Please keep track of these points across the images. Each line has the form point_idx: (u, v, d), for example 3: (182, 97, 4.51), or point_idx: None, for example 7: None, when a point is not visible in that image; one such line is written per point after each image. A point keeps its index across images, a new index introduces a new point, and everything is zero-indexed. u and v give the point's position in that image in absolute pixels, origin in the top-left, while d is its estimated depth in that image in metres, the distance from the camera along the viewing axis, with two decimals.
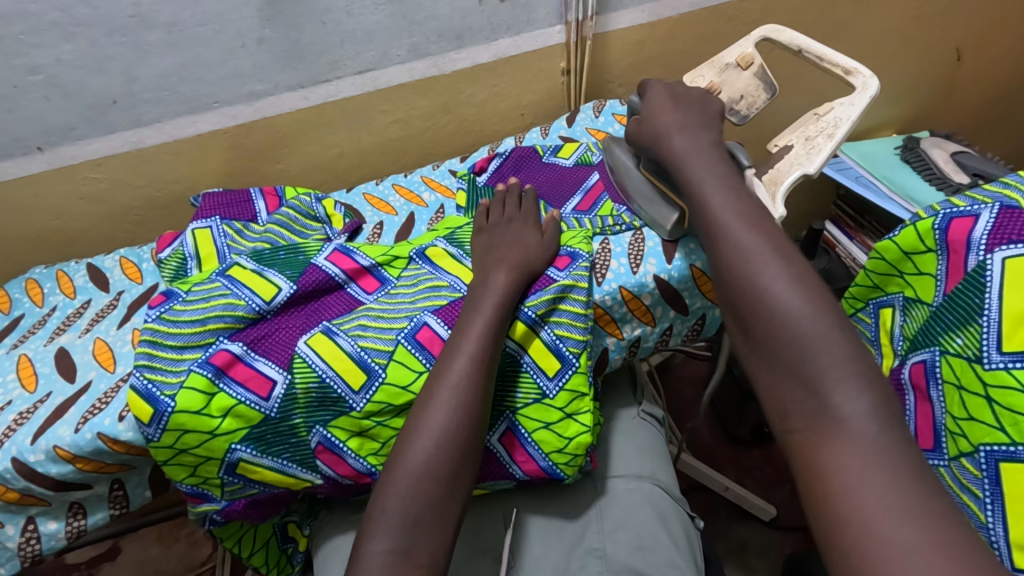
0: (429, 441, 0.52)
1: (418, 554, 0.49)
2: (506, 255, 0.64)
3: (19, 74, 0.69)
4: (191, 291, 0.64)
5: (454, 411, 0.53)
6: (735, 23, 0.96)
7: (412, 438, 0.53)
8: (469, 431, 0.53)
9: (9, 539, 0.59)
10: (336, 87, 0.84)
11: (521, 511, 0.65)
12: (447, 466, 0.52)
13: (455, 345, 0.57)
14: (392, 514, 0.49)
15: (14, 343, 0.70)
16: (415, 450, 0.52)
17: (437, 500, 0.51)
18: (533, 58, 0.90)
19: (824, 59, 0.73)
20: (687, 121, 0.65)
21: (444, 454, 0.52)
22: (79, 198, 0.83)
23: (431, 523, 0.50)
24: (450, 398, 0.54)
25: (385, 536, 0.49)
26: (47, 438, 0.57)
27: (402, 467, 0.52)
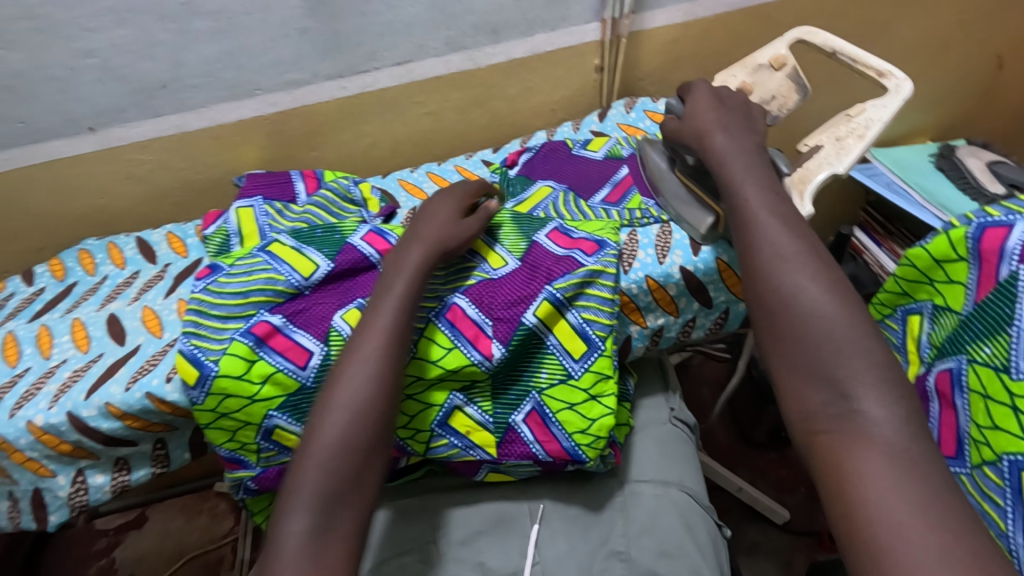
0: (338, 419, 0.53)
1: (338, 532, 0.49)
2: (421, 232, 0.64)
3: (75, 57, 0.74)
4: (233, 265, 0.67)
5: (366, 387, 0.54)
6: (770, 23, 0.97)
7: (322, 412, 0.53)
8: (383, 407, 0.54)
9: (61, 489, 0.63)
10: (374, 77, 0.86)
11: (547, 507, 0.67)
12: (360, 446, 0.53)
13: (367, 322, 0.57)
14: (308, 494, 0.50)
15: (67, 308, 0.73)
16: (329, 427, 0.53)
17: (354, 477, 0.52)
18: (567, 54, 0.92)
19: (857, 61, 0.74)
20: (730, 121, 0.65)
21: (357, 431, 0.53)
22: (125, 177, 0.87)
23: (348, 498, 0.51)
24: (361, 373, 0.54)
25: (301, 515, 0.49)
26: (100, 395, 0.61)
27: (318, 441, 0.52)
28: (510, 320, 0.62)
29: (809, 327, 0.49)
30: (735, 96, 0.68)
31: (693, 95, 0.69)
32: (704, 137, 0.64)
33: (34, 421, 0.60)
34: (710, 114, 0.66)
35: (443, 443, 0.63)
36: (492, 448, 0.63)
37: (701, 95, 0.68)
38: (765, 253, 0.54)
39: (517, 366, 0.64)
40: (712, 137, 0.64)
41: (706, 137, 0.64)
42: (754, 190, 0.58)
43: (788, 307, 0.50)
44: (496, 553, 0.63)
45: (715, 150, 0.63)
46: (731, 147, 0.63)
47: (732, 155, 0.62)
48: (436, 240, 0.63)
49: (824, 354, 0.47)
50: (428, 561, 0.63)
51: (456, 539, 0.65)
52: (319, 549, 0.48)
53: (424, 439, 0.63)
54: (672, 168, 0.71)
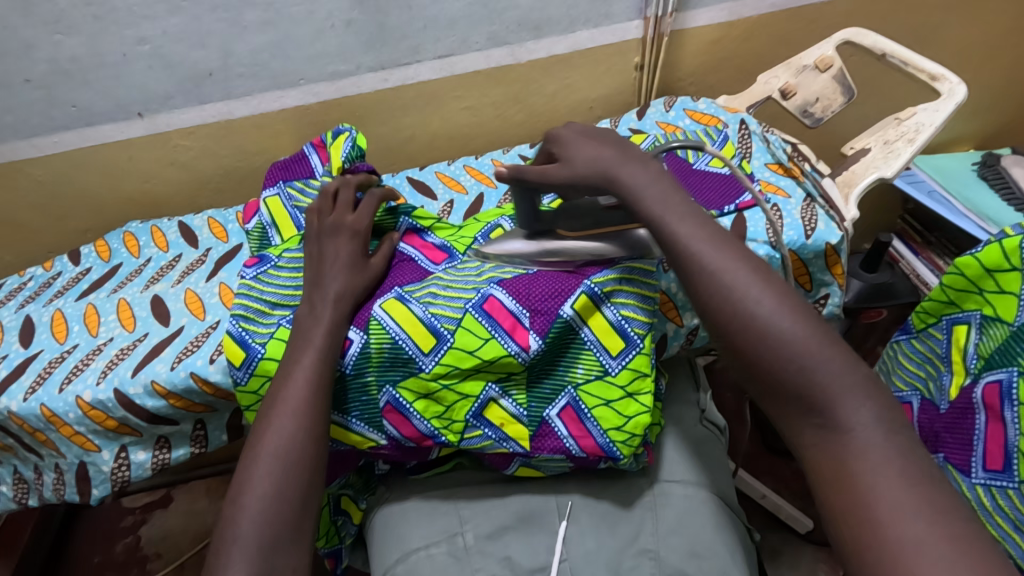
0: (276, 464, 0.52)
1: (283, 572, 0.48)
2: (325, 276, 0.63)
3: (130, 44, 0.75)
4: (281, 257, 0.69)
5: (301, 430, 0.53)
6: (815, 26, 0.95)
7: (250, 464, 0.52)
8: (313, 451, 0.53)
9: (105, 463, 0.65)
10: (415, 70, 0.87)
11: (575, 504, 0.66)
12: (298, 486, 0.51)
13: (288, 372, 0.56)
14: (244, 544, 0.48)
15: (112, 288, 0.75)
16: (262, 475, 0.51)
17: (292, 523, 0.50)
18: (608, 52, 0.91)
19: (909, 64, 0.73)
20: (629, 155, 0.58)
21: (294, 473, 0.52)
22: (169, 163, 0.88)
23: (292, 540, 0.49)
24: (288, 420, 0.53)
25: (242, 564, 0.47)
26: (146, 373, 0.62)
27: (249, 491, 0.50)
28: (547, 313, 0.61)
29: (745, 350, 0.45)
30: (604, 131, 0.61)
31: (562, 143, 0.62)
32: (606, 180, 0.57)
33: (82, 396, 0.62)
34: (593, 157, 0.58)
35: (477, 434, 0.63)
36: (525, 441, 0.63)
37: (572, 141, 0.61)
38: (706, 292, 0.48)
39: (551, 359, 0.63)
40: (620, 176, 0.56)
41: (615, 176, 0.57)
42: (678, 220, 0.52)
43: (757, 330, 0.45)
44: (521, 548, 0.63)
45: (632, 188, 0.55)
46: (645, 179, 0.56)
47: (649, 188, 0.55)
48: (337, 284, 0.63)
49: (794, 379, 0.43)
50: (454, 553, 0.63)
51: (482, 533, 0.64)
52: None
53: (458, 429, 0.63)
54: (561, 240, 0.66)
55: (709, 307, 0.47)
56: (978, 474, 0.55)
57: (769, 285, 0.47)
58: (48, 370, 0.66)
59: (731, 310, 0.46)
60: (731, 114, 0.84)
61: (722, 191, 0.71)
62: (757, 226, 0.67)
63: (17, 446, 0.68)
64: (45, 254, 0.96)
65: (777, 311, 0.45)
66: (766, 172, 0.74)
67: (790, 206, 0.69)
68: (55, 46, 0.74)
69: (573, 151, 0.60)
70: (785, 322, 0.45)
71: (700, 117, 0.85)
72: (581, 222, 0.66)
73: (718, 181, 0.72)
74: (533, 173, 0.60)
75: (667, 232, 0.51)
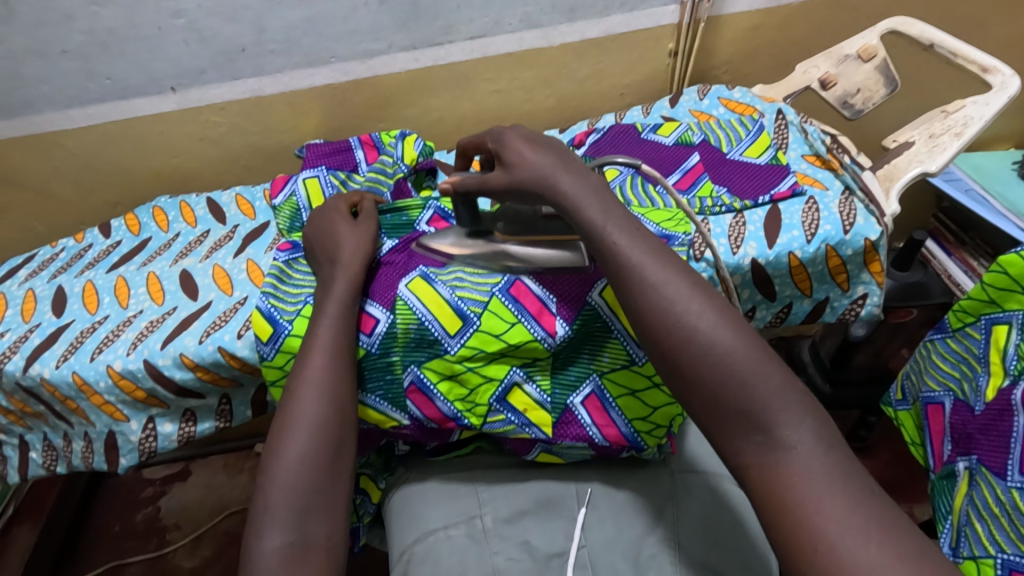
0: (304, 433, 0.52)
1: (314, 541, 0.48)
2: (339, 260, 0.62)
3: (165, 17, 0.75)
4: None
5: (323, 402, 0.54)
6: (858, 14, 0.92)
7: (281, 435, 0.52)
8: (340, 423, 0.54)
9: (133, 433, 0.66)
10: (447, 51, 0.86)
11: (596, 491, 0.66)
12: (325, 454, 0.52)
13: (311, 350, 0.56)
14: (279, 512, 0.49)
15: (142, 261, 0.76)
16: (289, 447, 0.52)
17: (322, 492, 0.50)
18: (642, 37, 0.89)
19: (959, 55, 0.71)
20: (571, 163, 0.57)
21: (320, 443, 0.52)
22: (199, 138, 0.88)
23: (321, 508, 0.50)
24: (311, 392, 0.54)
25: (277, 531, 0.48)
26: (175, 346, 0.63)
27: (279, 462, 0.51)
28: (575, 299, 0.61)
29: (729, 351, 0.44)
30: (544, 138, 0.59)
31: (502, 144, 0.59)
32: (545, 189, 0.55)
33: (113, 365, 0.63)
34: (531, 164, 0.56)
35: (500, 418, 0.62)
36: (548, 428, 0.61)
37: (512, 143, 0.58)
38: (644, 309, 0.48)
39: (576, 347, 0.62)
40: (558, 181, 0.55)
41: (556, 184, 0.55)
42: (619, 233, 0.51)
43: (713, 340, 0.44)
44: (540, 532, 0.62)
45: (571, 198, 0.54)
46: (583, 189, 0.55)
47: (587, 198, 0.53)
48: (347, 266, 0.61)
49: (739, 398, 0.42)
50: (473, 535, 0.63)
51: (500, 516, 0.64)
52: (298, 563, 0.47)
53: (480, 413, 0.62)
54: (496, 242, 0.64)
55: (663, 318, 0.47)
56: (1013, 476, 0.52)
57: (713, 304, 0.47)
58: (79, 340, 0.67)
59: (694, 324, 0.45)
60: (767, 103, 0.82)
61: (758, 181, 0.70)
62: (792, 219, 0.66)
63: (48, 413, 0.69)
64: (76, 226, 0.97)
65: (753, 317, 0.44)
66: (803, 164, 0.73)
67: (827, 198, 0.67)
68: (92, 18, 0.74)
69: (513, 153, 0.58)
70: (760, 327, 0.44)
71: (735, 106, 0.83)
72: (520, 227, 0.64)
73: (754, 171, 0.72)
74: (473, 181, 0.59)
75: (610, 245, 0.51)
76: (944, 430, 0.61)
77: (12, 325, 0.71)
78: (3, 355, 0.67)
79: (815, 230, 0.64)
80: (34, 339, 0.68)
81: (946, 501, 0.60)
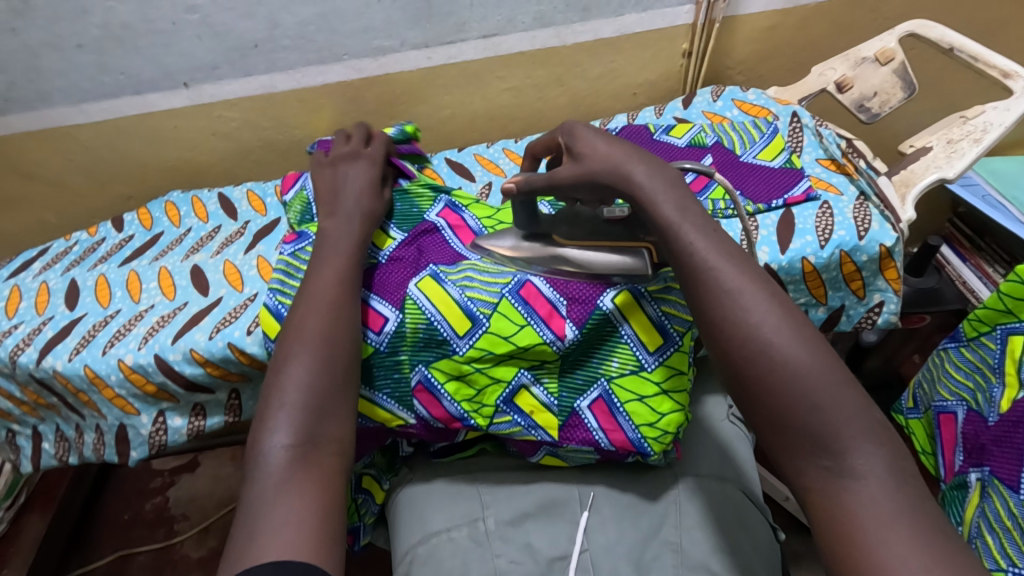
0: (318, 342, 0.53)
1: (323, 442, 0.49)
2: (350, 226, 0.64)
3: (179, 12, 0.76)
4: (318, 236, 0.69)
5: (336, 316, 0.55)
6: (876, 15, 0.91)
7: (295, 348, 0.53)
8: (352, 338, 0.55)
9: (143, 427, 0.66)
10: (459, 49, 0.86)
11: (598, 495, 0.65)
12: (338, 362, 0.53)
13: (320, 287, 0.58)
14: (292, 412, 0.49)
15: (154, 256, 0.77)
16: (304, 349, 0.53)
17: (330, 402, 0.51)
18: (656, 37, 0.89)
19: (979, 59, 0.69)
20: (647, 154, 0.54)
21: (332, 350, 0.53)
22: (212, 133, 0.89)
23: (332, 411, 0.51)
24: (325, 313, 0.55)
25: (287, 429, 0.48)
26: (185, 341, 0.63)
27: (293, 363, 0.52)
28: (586, 302, 0.60)
29: (738, 358, 0.44)
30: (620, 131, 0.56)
31: (574, 136, 0.57)
32: (622, 180, 0.52)
33: (124, 360, 0.64)
34: (609, 155, 0.53)
35: (506, 419, 0.62)
36: (554, 431, 0.61)
37: (584, 134, 0.55)
38: (711, 320, 0.45)
39: (585, 350, 0.62)
40: (636, 179, 0.51)
41: (630, 175, 0.51)
42: (694, 235, 0.48)
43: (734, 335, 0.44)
44: (542, 535, 0.62)
45: (644, 190, 0.50)
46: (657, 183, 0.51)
47: (662, 195, 0.50)
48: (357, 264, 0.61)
49: (770, 403, 0.42)
50: (476, 537, 0.63)
51: (503, 519, 0.64)
52: (305, 461, 0.47)
53: (487, 414, 0.62)
54: (553, 245, 0.63)
55: None
56: None
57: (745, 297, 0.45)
58: (91, 334, 0.67)
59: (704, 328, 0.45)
60: (782, 106, 0.81)
61: (771, 185, 0.69)
62: (805, 223, 0.65)
63: (60, 405, 0.70)
64: (88, 219, 0.98)
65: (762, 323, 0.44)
66: (817, 168, 0.72)
67: (841, 204, 0.66)
68: (107, 12, 0.74)
69: (588, 146, 0.55)
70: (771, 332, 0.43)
71: (749, 108, 0.82)
72: (580, 232, 0.62)
73: (767, 175, 0.71)
74: (542, 178, 0.57)
75: (680, 243, 0.48)
76: (956, 441, 0.61)
77: (25, 317, 0.71)
78: (17, 346, 0.67)
79: (829, 235, 0.64)
80: (47, 331, 0.69)
81: (957, 512, 0.59)
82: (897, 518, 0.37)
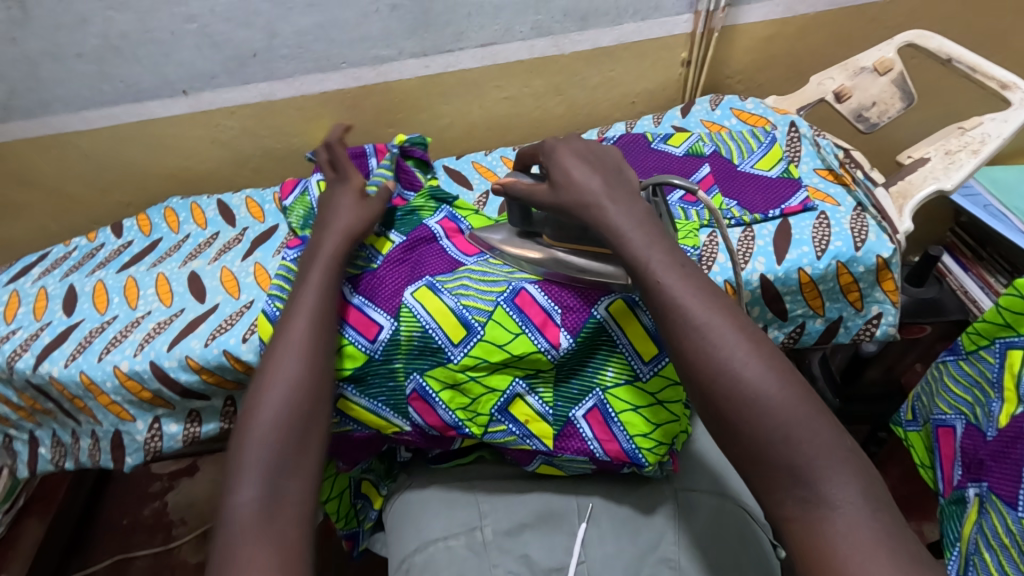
0: (280, 392, 0.51)
1: (286, 498, 0.46)
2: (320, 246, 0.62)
3: (178, 21, 0.76)
4: None
5: (300, 368, 0.53)
6: (875, 25, 0.91)
7: (261, 398, 0.51)
8: (317, 388, 0.52)
9: (138, 433, 0.67)
10: (457, 58, 0.86)
11: (597, 507, 0.65)
12: (300, 415, 0.50)
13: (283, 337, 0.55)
14: (256, 470, 0.47)
15: (152, 262, 0.77)
16: (266, 402, 0.50)
17: (299, 453, 0.49)
18: (654, 46, 0.89)
19: (977, 70, 0.69)
20: (622, 187, 0.55)
21: (297, 402, 0.51)
22: (211, 141, 0.89)
23: (296, 465, 0.48)
24: (290, 356, 0.53)
25: (249, 486, 0.46)
26: (181, 348, 0.63)
27: (257, 416, 0.50)
28: (579, 310, 0.60)
29: (725, 374, 0.43)
30: (600, 158, 0.57)
31: (555, 161, 0.58)
32: (593, 213, 0.53)
33: (120, 366, 0.64)
34: (586, 184, 0.55)
35: (501, 428, 0.61)
36: (549, 440, 0.61)
37: (563, 160, 0.57)
38: (685, 345, 0.45)
39: (580, 359, 0.62)
40: (605, 210, 0.53)
41: (600, 210, 0.53)
42: (664, 266, 0.49)
43: (722, 348, 0.43)
44: (540, 546, 0.62)
45: (612, 226, 0.52)
46: (629, 219, 0.52)
47: (632, 228, 0.51)
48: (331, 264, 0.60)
49: (761, 424, 0.41)
50: (473, 546, 0.63)
51: (501, 529, 0.64)
52: (270, 518, 0.45)
53: (482, 422, 0.61)
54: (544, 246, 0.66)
55: (666, 335, 0.47)
56: None
57: (730, 317, 0.45)
58: (88, 340, 0.68)
59: (693, 343, 0.45)
60: (780, 115, 0.81)
61: (768, 195, 0.69)
62: (802, 234, 0.65)
63: (57, 411, 0.70)
64: (89, 225, 0.99)
65: (750, 336, 0.44)
66: (815, 178, 0.72)
67: (839, 215, 0.66)
68: (107, 21, 0.75)
69: (564, 170, 0.57)
70: (758, 347, 0.43)
71: (746, 118, 0.82)
72: (565, 234, 0.65)
73: (765, 185, 0.71)
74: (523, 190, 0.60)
75: (670, 257, 0.49)
76: (956, 455, 0.60)
77: (23, 323, 0.71)
78: (14, 352, 0.68)
79: (826, 246, 0.63)
80: (44, 337, 0.69)
81: (955, 527, 0.58)
82: (882, 539, 0.37)
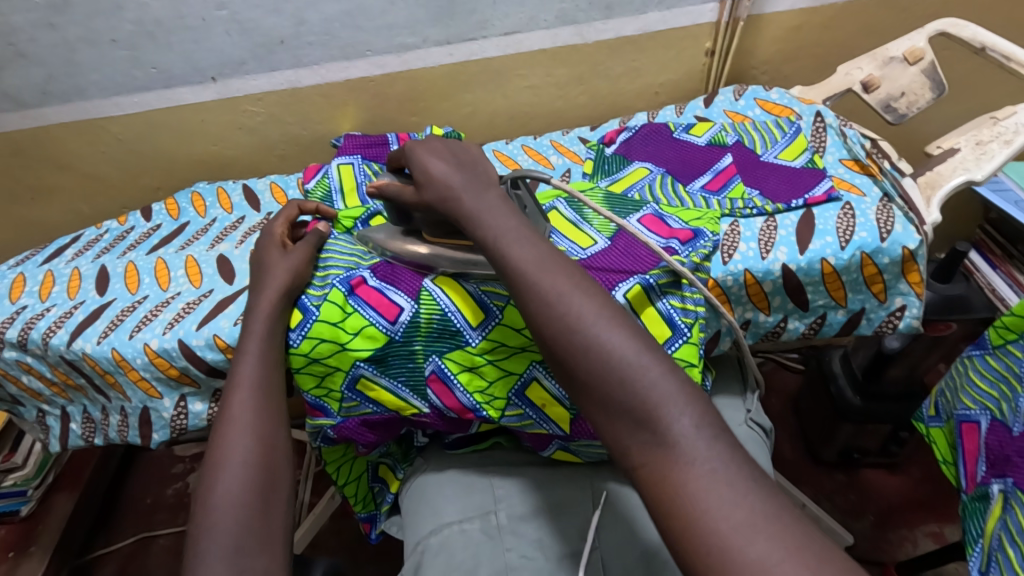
0: (231, 473, 0.53)
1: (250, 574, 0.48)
2: (255, 304, 0.63)
3: (209, 9, 0.78)
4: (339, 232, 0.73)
5: (253, 445, 0.56)
6: (907, 15, 0.89)
7: (214, 472, 0.54)
8: (270, 459, 0.56)
9: (165, 410, 0.69)
10: (481, 46, 0.86)
11: (611, 495, 0.65)
12: (254, 491, 0.53)
13: (227, 418, 0.57)
14: (221, 535, 0.49)
15: (181, 245, 0.79)
16: (223, 483, 0.53)
17: (258, 507, 0.52)
18: (679, 36, 0.88)
19: (1011, 58, 0.68)
20: (475, 179, 0.57)
21: (250, 476, 0.54)
22: (237, 127, 0.91)
23: (255, 546, 0.50)
24: (239, 434, 0.56)
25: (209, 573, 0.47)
26: (210, 327, 0.65)
27: (214, 499, 0.52)
28: None
29: None
30: (454, 153, 0.60)
31: (413, 161, 0.60)
32: (449, 204, 0.56)
33: (149, 344, 0.65)
34: (443, 178, 0.57)
35: (517, 412, 0.62)
36: (566, 425, 0.62)
37: (420, 159, 0.59)
38: None
39: None
40: (461, 201, 0.55)
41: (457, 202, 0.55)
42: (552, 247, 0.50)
43: None
44: (553, 533, 0.62)
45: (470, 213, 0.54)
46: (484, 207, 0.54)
47: (486, 213, 0.53)
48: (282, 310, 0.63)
49: None
50: (487, 530, 0.63)
51: (515, 514, 0.64)
52: None
53: (499, 406, 0.61)
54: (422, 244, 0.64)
55: None
56: None
57: None
58: (120, 318, 0.70)
59: None
60: (806, 105, 0.80)
61: (792, 184, 0.69)
62: (826, 224, 0.64)
63: (87, 386, 0.72)
64: (120, 208, 1.01)
65: None
66: (840, 168, 0.71)
67: (864, 205, 0.65)
68: (141, 8, 0.77)
69: (422, 169, 0.59)
70: None
71: (771, 108, 0.82)
72: (442, 230, 0.62)
73: (788, 174, 0.70)
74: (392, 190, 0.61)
75: None
76: (980, 451, 0.59)
77: (57, 301, 0.74)
78: (49, 329, 0.70)
79: (850, 236, 0.63)
80: (79, 315, 0.71)
81: (977, 523, 0.57)
82: None
